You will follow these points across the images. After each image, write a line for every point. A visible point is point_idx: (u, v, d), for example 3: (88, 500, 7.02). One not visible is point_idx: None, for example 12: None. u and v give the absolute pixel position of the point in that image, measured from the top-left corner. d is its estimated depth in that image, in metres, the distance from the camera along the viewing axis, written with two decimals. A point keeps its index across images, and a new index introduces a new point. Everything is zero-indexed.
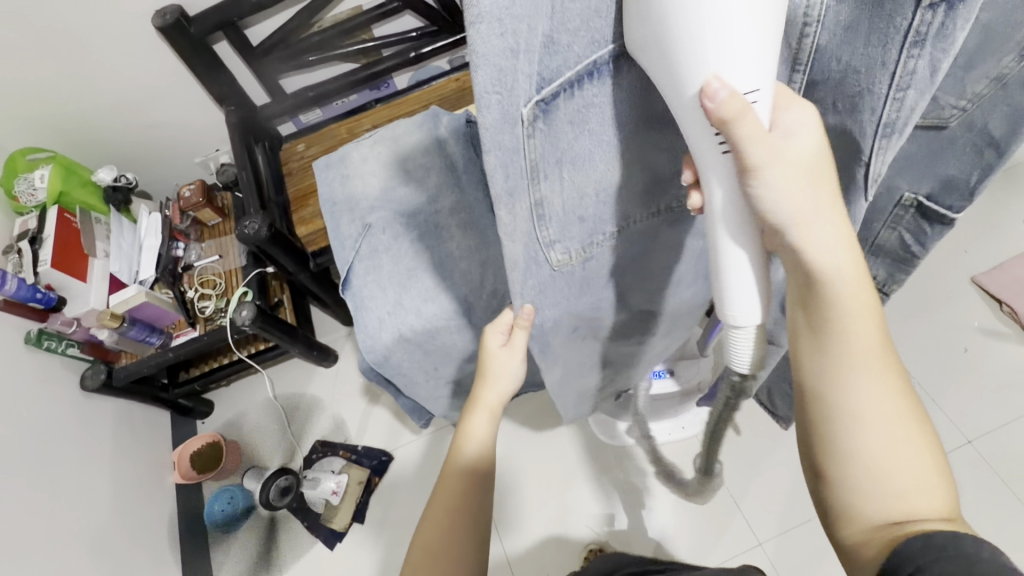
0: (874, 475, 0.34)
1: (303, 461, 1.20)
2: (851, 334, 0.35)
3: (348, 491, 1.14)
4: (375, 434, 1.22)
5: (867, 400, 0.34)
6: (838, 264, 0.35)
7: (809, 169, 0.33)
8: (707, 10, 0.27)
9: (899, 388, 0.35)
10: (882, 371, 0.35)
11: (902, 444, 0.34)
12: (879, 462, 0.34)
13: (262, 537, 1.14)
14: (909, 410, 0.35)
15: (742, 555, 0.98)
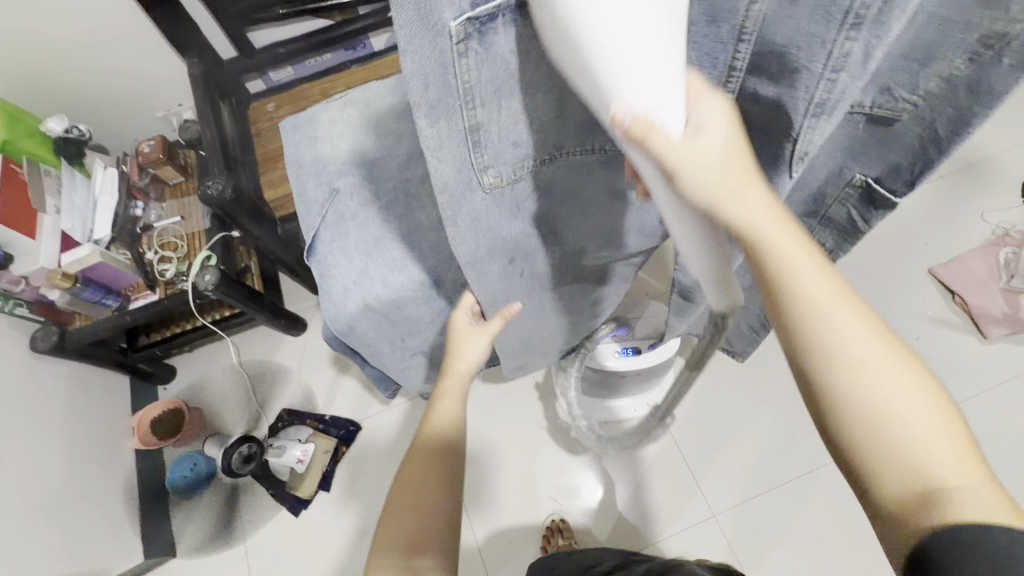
0: (907, 483, 0.30)
1: (268, 430, 1.18)
2: (803, 291, 0.33)
3: (314, 460, 1.15)
4: (344, 403, 1.21)
5: (847, 367, 0.32)
6: (772, 226, 0.33)
7: (720, 159, 0.32)
8: (608, 49, 0.25)
9: (882, 346, 0.32)
10: (882, 353, 0.32)
11: (894, 403, 0.31)
12: (910, 470, 0.30)
13: (225, 503, 1.14)
14: (897, 359, 0.32)
15: (695, 526, 1.03)
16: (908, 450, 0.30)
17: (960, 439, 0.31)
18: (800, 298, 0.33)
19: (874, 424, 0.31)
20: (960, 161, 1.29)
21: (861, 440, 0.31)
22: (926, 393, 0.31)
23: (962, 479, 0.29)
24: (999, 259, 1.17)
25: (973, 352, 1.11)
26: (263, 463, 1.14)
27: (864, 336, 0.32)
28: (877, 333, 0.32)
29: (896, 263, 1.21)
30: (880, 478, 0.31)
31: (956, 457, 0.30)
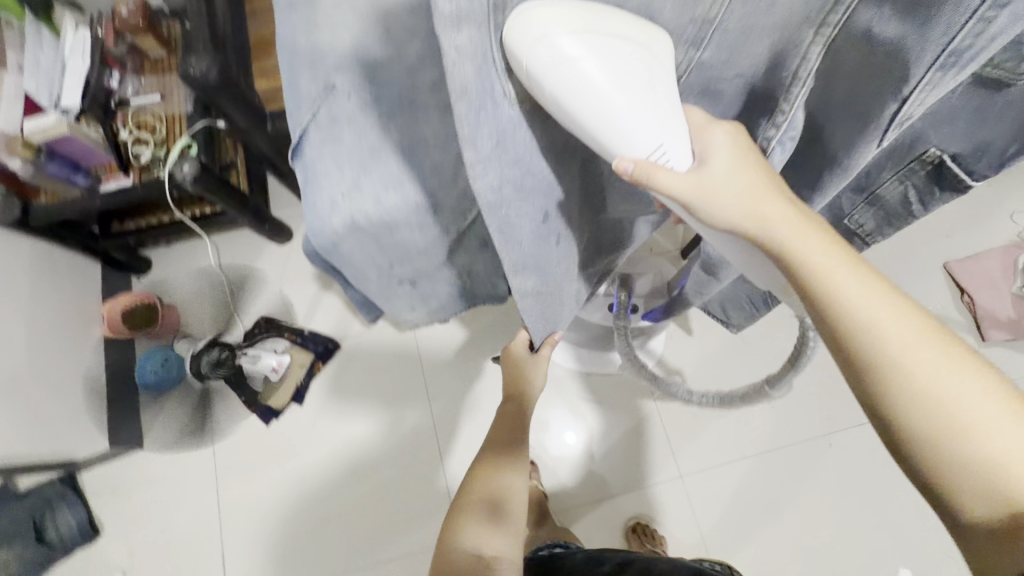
0: (978, 474, 0.35)
1: (244, 336, 1.16)
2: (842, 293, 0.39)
3: (289, 371, 1.13)
4: (324, 319, 1.18)
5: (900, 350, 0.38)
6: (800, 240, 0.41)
7: (742, 186, 0.41)
8: (597, 101, 0.33)
9: (920, 327, 0.38)
10: (933, 357, 0.37)
11: (946, 377, 0.37)
12: (985, 465, 0.35)
13: (196, 403, 1.12)
14: (934, 338, 0.38)
15: (660, 482, 1.07)
16: (978, 423, 0.36)
17: (1008, 398, 0.36)
18: (846, 312, 0.39)
19: (939, 427, 0.36)
20: None
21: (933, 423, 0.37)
22: (983, 388, 0.36)
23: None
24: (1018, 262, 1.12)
25: None
26: (233, 369, 1.11)
27: (914, 345, 0.38)
28: (925, 337, 0.38)
29: (912, 251, 1.17)
30: (953, 476, 0.36)
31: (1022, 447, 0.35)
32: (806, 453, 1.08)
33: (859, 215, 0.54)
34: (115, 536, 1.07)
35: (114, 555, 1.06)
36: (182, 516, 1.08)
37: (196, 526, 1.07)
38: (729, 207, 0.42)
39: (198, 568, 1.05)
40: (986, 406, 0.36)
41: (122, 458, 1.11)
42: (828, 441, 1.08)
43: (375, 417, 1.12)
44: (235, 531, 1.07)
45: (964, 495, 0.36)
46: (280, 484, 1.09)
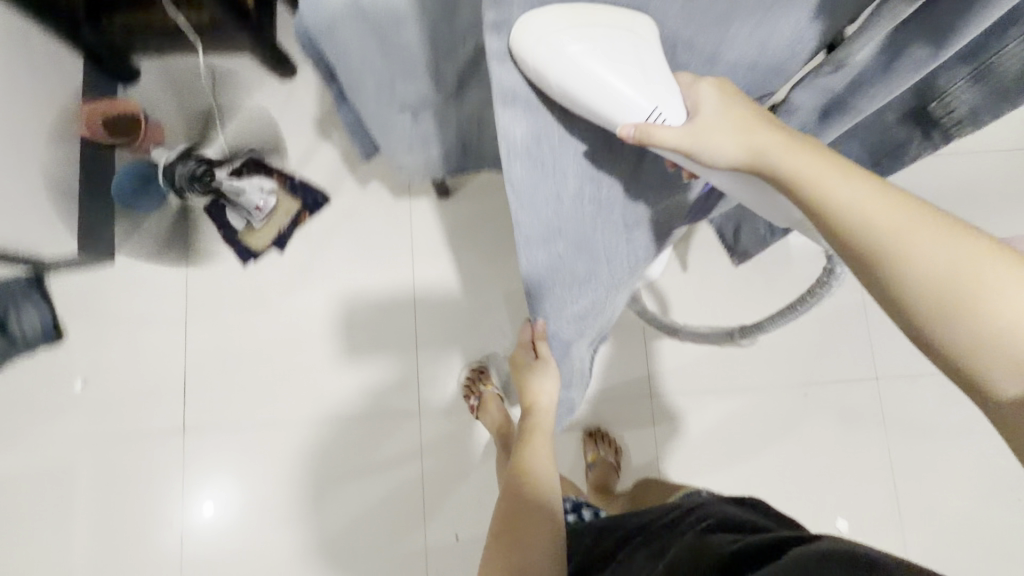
0: (1007, 359, 0.32)
1: (230, 170, 1.08)
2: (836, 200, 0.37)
3: (273, 214, 1.09)
4: (318, 169, 1.11)
5: (921, 252, 0.34)
6: (797, 159, 0.39)
7: (731, 121, 0.41)
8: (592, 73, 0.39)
9: (941, 229, 0.34)
10: (940, 239, 0.34)
11: (973, 278, 0.32)
12: (1015, 347, 0.31)
13: (172, 229, 1.08)
14: (965, 239, 0.34)
15: (627, 394, 1.09)
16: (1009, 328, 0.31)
17: None
18: (838, 215, 0.36)
19: (958, 313, 0.33)
20: None
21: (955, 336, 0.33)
22: (1002, 265, 0.32)
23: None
24: None
25: None
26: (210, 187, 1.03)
27: (921, 231, 0.34)
28: (928, 222, 0.34)
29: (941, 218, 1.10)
30: (981, 365, 0.32)
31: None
32: (778, 397, 1.07)
33: (956, 94, 0.48)
34: (79, 344, 1.06)
35: (77, 362, 1.05)
36: (149, 338, 1.06)
37: (162, 350, 1.06)
38: (720, 143, 0.42)
39: (161, 389, 1.05)
40: (1010, 285, 0.32)
41: (92, 270, 1.07)
42: (805, 390, 1.07)
43: (357, 280, 1.09)
44: (202, 363, 1.06)
45: (1003, 383, 0.32)
46: (253, 325, 1.08)
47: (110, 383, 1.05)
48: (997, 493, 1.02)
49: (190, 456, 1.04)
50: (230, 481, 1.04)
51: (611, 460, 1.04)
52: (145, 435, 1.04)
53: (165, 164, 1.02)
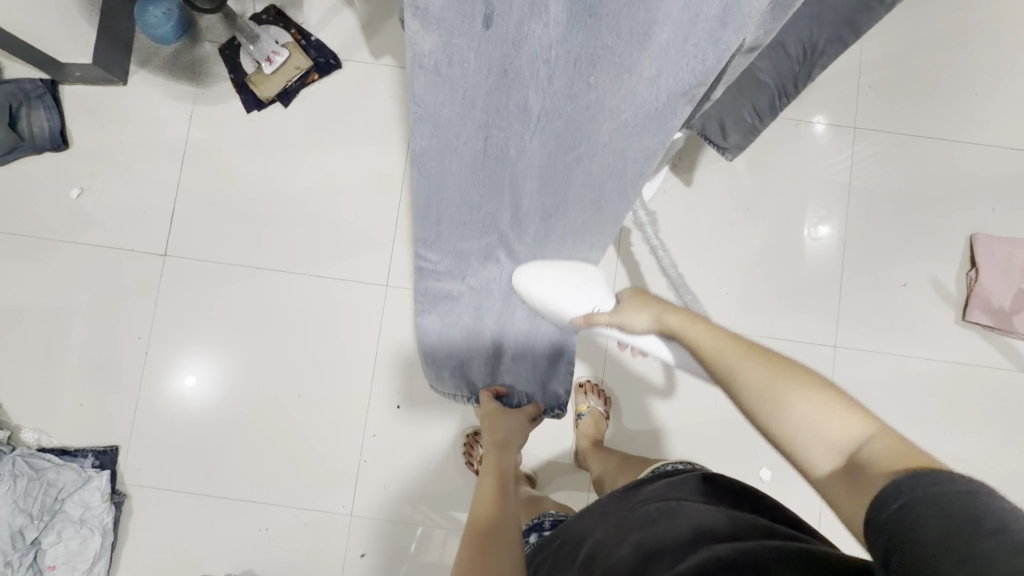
0: (801, 449, 0.46)
1: (251, 16, 1.10)
2: (726, 369, 0.52)
3: (283, 70, 1.10)
4: (336, 33, 1.11)
5: (781, 407, 0.47)
6: (688, 326, 0.56)
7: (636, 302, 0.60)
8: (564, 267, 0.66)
9: (796, 384, 0.48)
10: (753, 369, 0.50)
11: (823, 412, 0.46)
12: (816, 434, 0.46)
13: (184, 65, 1.10)
14: (802, 379, 0.48)
15: None
16: (827, 434, 0.45)
17: (847, 409, 0.46)
18: (707, 356, 0.53)
19: (765, 405, 0.48)
20: None
21: (777, 426, 0.48)
22: (798, 377, 0.48)
23: (830, 420, 0.46)
24: None
25: (938, 322, 1.07)
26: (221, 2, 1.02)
27: (740, 360, 0.51)
28: (751, 355, 0.51)
29: (941, 206, 1.10)
30: (802, 446, 0.46)
31: (824, 411, 0.46)
32: None
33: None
34: (85, 155, 1.10)
35: (80, 171, 1.10)
36: (148, 165, 1.11)
37: (158, 179, 1.11)
38: (639, 321, 0.59)
39: (151, 214, 1.10)
40: (800, 393, 0.47)
41: (103, 88, 1.10)
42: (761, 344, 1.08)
43: (352, 150, 1.11)
44: (192, 198, 1.11)
45: (811, 454, 0.46)
46: (248, 175, 1.11)
47: (106, 199, 1.10)
48: None
49: (167, 283, 1.10)
50: (214, 361, 1.09)
51: (599, 410, 1.06)
52: (128, 254, 1.10)
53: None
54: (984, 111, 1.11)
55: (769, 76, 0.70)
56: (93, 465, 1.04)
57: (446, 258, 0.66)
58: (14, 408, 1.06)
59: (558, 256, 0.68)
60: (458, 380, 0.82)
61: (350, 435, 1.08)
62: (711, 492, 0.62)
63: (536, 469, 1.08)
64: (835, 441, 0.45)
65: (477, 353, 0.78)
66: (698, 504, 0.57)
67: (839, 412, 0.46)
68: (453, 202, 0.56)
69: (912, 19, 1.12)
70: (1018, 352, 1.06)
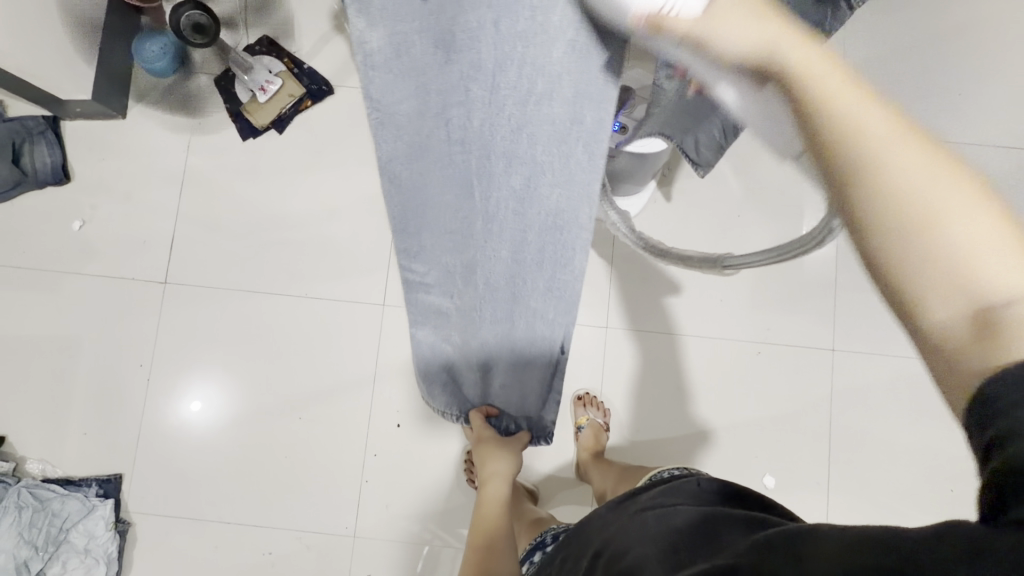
0: (927, 273, 0.31)
1: (244, 47, 1.13)
2: (858, 154, 0.32)
3: (277, 97, 1.12)
4: (328, 60, 1.14)
5: (913, 210, 0.31)
6: (812, 68, 0.34)
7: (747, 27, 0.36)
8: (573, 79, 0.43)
9: (945, 187, 0.31)
10: (905, 154, 0.31)
11: (980, 242, 0.30)
12: (965, 260, 0.30)
13: (181, 97, 1.13)
14: (957, 181, 0.31)
15: (586, 327, 1.10)
16: (964, 268, 0.30)
17: (1001, 219, 0.30)
18: (829, 133, 0.33)
19: (887, 200, 0.32)
20: None
21: (892, 253, 0.32)
22: (952, 173, 0.31)
23: (990, 253, 0.30)
24: None
25: None
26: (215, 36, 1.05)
27: (880, 133, 0.32)
28: (898, 130, 0.32)
29: None
30: (916, 283, 0.31)
31: (983, 232, 0.30)
32: (732, 353, 1.09)
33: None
34: (86, 188, 1.13)
35: (81, 204, 1.13)
36: (147, 195, 1.13)
37: (157, 208, 1.13)
38: (742, 32, 0.36)
39: (150, 243, 1.12)
40: (959, 201, 0.30)
41: (103, 122, 1.13)
42: (758, 350, 1.08)
43: (346, 174, 1.13)
44: (190, 225, 1.13)
45: (930, 295, 0.31)
46: (246, 201, 1.13)
47: (107, 229, 1.12)
48: (933, 479, 1.03)
49: (168, 310, 1.11)
50: (217, 385, 1.10)
51: (599, 422, 1.05)
52: (128, 283, 1.12)
53: (171, 17, 1.04)
54: (969, 110, 1.12)
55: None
56: (96, 494, 1.04)
57: (436, 271, 0.55)
58: (19, 439, 1.07)
59: (547, 299, 0.51)
60: (449, 398, 0.76)
61: (351, 454, 1.08)
62: (702, 489, 0.64)
63: (537, 484, 1.08)
64: (980, 288, 0.29)
65: (468, 364, 0.66)
66: (692, 506, 0.57)
67: (1003, 238, 0.30)
68: (434, 214, 0.50)
69: (892, 24, 1.14)
70: None
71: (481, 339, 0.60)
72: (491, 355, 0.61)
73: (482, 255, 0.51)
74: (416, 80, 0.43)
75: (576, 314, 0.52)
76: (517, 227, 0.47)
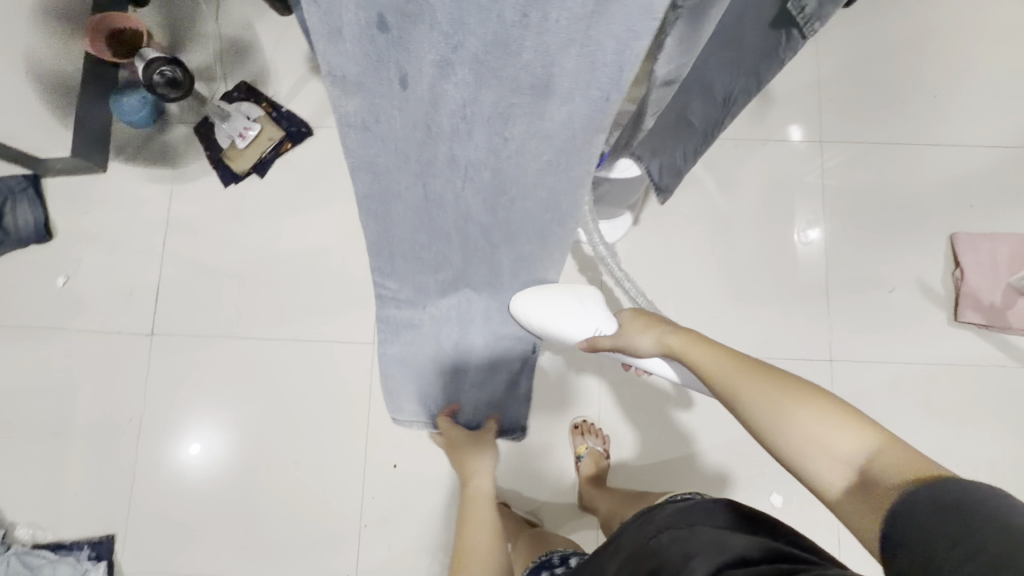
0: (810, 467, 0.48)
1: (222, 95, 1.14)
2: (739, 390, 0.53)
3: (256, 142, 1.13)
4: (305, 102, 1.15)
5: (786, 421, 0.49)
6: (701, 349, 0.59)
7: (646, 319, 0.67)
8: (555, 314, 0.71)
9: (792, 399, 0.50)
10: (759, 382, 0.52)
11: (828, 426, 0.47)
12: (820, 451, 0.47)
13: (161, 148, 1.13)
14: (800, 391, 0.50)
15: (579, 352, 1.09)
16: (828, 451, 0.47)
17: (843, 413, 0.48)
18: (721, 385, 0.55)
19: (771, 419, 0.50)
20: None
21: (792, 453, 0.48)
22: (801, 391, 0.50)
23: (835, 435, 0.47)
24: None
25: (931, 324, 1.06)
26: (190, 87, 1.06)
27: (747, 377, 0.54)
28: (751, 369, 0.54)
29: (916, 209, 1.10)
30: (812, 473, 0.47)
31: (832, 424, 0.47)
32: None
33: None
34: (69, 243, 1.12)
35: (64, 260, 1.12)
36: (131, 247, 1.12)
37: (142, 260, 1.12)
38: (644, 341, 0.65)
39: (136, 295, 1.11)
40: (807, 411, 0.49)
41: (85, 176, 1.13)
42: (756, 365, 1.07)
43: (330, 213, 1.13)
44: (176, 274, 1.12)
45: (823, 475, 0.47)
46: (230, 246, 1.12)
47: (91, 283, 1.11)
48: None
49: (156, 362, 1.10)
50: (207, 435, 1.08)
51: (599, 450, 1.04)
52: (115, 337, 1.10)
53: (143, 69, 1.03)
54: (944, 112, 1.13)
55: (699, 120, 0.72)
56: (89, 556, 1.02)
57: (406, 288, 0.66)
58: (6, 505, 1.05)
59: (508, 278, 0.69)
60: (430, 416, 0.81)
61: (349, 498, 1.05)
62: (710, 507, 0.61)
63: (541, 517, 1.05)
64: (843, 457, 0.46)
65: (440, 370, 0.77)
66: (710, 529, 0.55)
67: (841, 423, 0.47)
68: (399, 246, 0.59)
69: (860, 33, 1.15)
70: (1018, 349, 1.04)
71: (454, 344, 0.75)
72: (468, 350, 0.77)
73: (457, 256, 0.63)
74: (394, 164, 0.48)
75: (523, 302, 0.71)
76: (481, 239, 0.61)
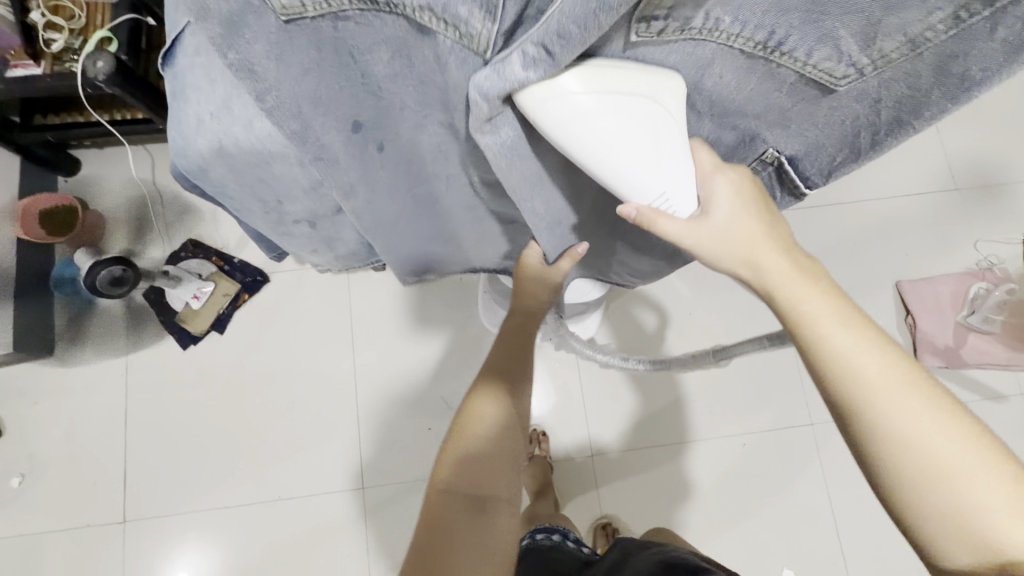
0: (942, 522, 0.38)
1: (170, 256, 1.11)
2: (872, 396, 0.40)
3: (211, 299, 1.10)
4: (256, 250, 1.13)
5: (916, 450, 0.39)
6: (803, 297, 0.43)
7: (749, 219, 0.45)
8: (587, 134, 0.36)
9: (947, 425, 0.39)
10: (904, 398, 0.40)
11: (986, 487, 0.38)
12: (970, 520, 0.37)
13: (110, 320, 1.09)
14: (950, 421, 0.39)
15: (570, 455, 1.10)
16: (967, 515, 0.38)
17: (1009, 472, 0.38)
18: (830, 375, 0.42)
19: (888, 439, 0.39)
20: (977, 173, 1.18)
21: (903, 493, 0.39)
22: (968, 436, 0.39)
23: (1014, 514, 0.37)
24: (969, 291, 1.11)
25: None
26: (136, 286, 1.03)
27: (898, 395, 0.40)
28: (916, 391, 0.40)
29: (863, 264, 1.16)
30: (939, 532, 0.38)
31: (1011, 503, 0.37)
32: (719, 449, 1.10)
33: None
34: (20, 438, 1.05)
35: (16, 457, 1.05)
36: (89, 431, 1.06)
37: (103, 442, 1.06)
38: (725, 247, 0.45)
39: (101, 482, 1.05)
40: (967, 462, 0.38)
41: (31, 364, 1.07)
42: (742, 441, 1.09)
43: (298, 359, 1.11)
44: (143, 450, 1.06)
45: (946, 547, 0.39)
46: (197, 412, 1.08)
47: (49, 477, 1.04)
48: None
49: (130, 551, 1.03)
50: None
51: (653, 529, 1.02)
52: (81, 531, 1.03)
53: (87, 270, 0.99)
54: (870, 169, 1.19)
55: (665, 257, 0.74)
56: None
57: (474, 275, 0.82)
58: None
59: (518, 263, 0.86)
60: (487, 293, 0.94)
61: None
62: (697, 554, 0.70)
63: None
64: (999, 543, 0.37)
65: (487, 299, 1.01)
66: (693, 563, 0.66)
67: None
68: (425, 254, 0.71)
69: None
70: (980, 384, 1.10)
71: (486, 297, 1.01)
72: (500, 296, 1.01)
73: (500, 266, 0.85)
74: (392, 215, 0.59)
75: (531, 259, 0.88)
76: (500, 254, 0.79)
